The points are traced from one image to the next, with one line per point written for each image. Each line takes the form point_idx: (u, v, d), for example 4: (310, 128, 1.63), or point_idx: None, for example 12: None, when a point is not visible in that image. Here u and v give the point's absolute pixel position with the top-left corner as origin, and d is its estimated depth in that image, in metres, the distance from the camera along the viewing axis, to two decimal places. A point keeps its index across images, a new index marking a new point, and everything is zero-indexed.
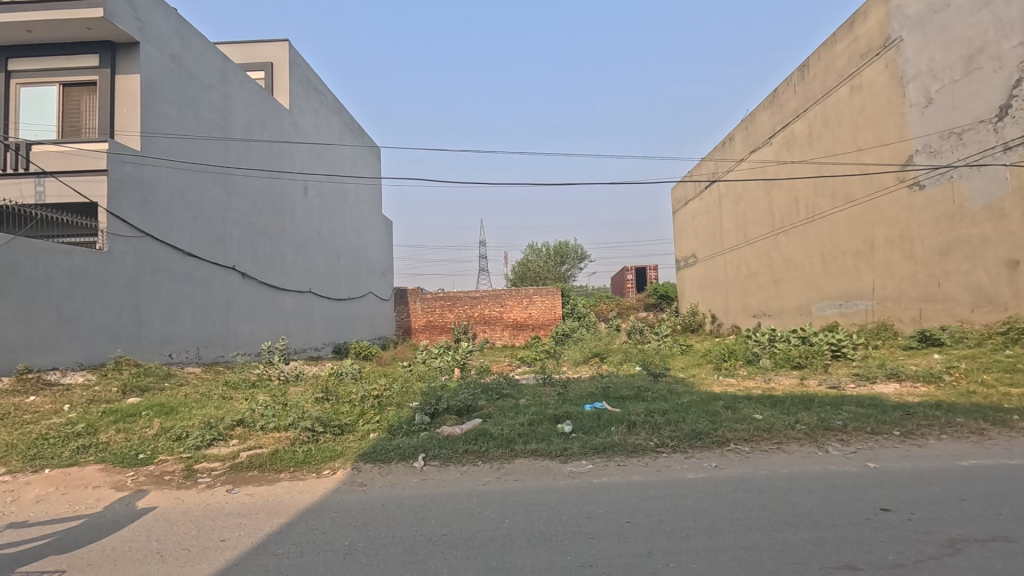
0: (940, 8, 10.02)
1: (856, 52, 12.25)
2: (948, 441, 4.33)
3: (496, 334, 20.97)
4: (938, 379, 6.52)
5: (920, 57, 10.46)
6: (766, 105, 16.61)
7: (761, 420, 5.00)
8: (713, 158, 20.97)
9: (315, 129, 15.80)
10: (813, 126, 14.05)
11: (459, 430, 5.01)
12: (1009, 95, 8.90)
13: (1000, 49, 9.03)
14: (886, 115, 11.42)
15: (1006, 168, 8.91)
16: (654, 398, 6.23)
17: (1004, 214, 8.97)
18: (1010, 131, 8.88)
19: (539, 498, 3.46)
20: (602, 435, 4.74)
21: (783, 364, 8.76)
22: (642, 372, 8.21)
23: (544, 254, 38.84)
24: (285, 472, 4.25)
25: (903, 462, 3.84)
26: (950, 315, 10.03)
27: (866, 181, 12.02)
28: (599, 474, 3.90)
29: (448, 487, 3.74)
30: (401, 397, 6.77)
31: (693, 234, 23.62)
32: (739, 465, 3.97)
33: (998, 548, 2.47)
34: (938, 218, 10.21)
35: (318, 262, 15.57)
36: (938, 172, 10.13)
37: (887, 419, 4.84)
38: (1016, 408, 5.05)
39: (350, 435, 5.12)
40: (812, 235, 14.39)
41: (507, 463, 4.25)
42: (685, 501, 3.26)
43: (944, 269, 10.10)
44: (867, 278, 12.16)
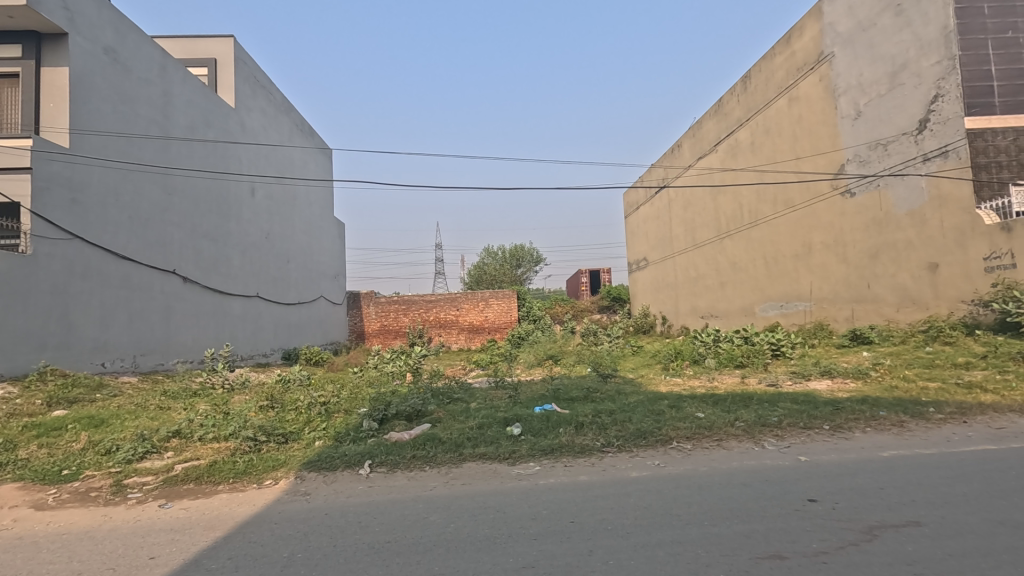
0: (867, 26, 10.67)
1: (793, 66, 12.90)
2: (872, 433, 4.61)
3: (452, 337, 20.87)
4: (866, 375, 6.94)
5: (851, 72, 11.11)
6: (712, 114, 17.25)
7: (703, 418, 5.17)
8: (662, 164, 21.59)
9: (263, 129, 15.33)
10: (755, 134, 14.69)
11: (408, 435, 4.97)
12: (928, 109, 9.52)
13: (920, 67, 9.66)
14: (821, 126, 12.08)
15: (926, 177, 9.56)
16: (603, 398, 6.37)
17: (925, 221, 9.61)
18: (929, 144, 9.50)
19: (484, 501, 3.47)
20: (550, 436, 4.81)
21: (727, 363, 9.08)
22: (593, 373, 8.37)
23: (500, 258, 39.03)
24: (224, 483, 4.09)
25: (831, 455, 4.07)
26: (879, 314, 10.67)
27: (803, 188, 12.67)
28: (546, 474, 3.96)
29: (395, 494, 3.70)
30: (350, 403, 6.64)
31: (644, 238, 24.23)
32: (680, 462, 4.09)
33: (910, 533, 2.64)
34: (867, 224, 10.86)
35: (266, 265, 15.07)
36: (867, 181, 10.76)
37: (818, 414, 5.11)
38: (933, 401, 5.43)
39: (294, 444, 4.99)
40: (755, 240, 15.03)
41: (455, 467, 4.24)
42: (628, 499, 3.35)
43: (873, 271, 10.75)
44: (806, 280, 12.81)
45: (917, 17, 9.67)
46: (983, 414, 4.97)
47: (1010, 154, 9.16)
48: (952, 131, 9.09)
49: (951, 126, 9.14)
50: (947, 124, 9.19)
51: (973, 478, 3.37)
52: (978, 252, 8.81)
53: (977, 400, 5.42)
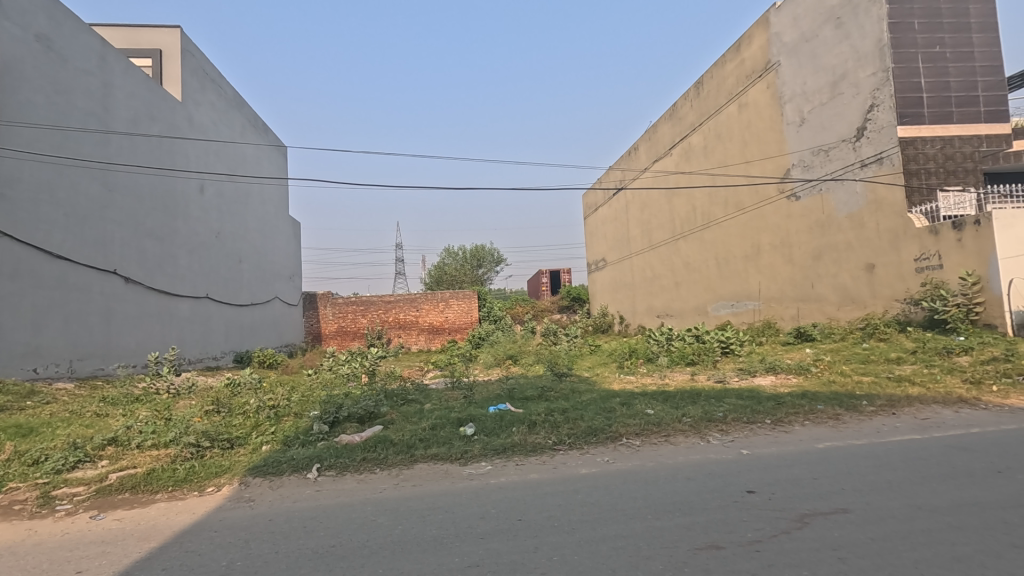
0: (810, 37, 11.18)
1: (743, 73, 13.40)
2: (810, 426, 4.84)
3: (412, 338, 20.65)
4: (807, 370, 7.27)
5: (796, 81, 11.63)
6: (667, 118, 17.69)
7: (652, 415, 5.30)
8: (620, 166, 21.98)
9: (213, 124, 14.81)
10: (707, 139, 15.15)
11: (359, 438, 4.89)
12: (866, 117, 9.98)
13: (857, 77, 10.16)
14: (769, 132, 12.59)
15: (862, 183, 10.07)
16: (556, 397, 6.43)
17: (863, 224, 10.12)
18: (866, 151, 9.98)
19: (433, 502, 3.45)
20: (503, 435, 4.83)
21: (678, 361, 9.32)
22: (548, 373, 8.44)
23: (460, 258, 38.88)
24: (162, 492, 3.93)
25: (771, 447, 4.24)
26: (822, 313, 11.20)
27: (753, 191, 13.19)
28: (497, 474, 3.97)
29: (343, 497, 3.64)
30: (300, 406, 6.48)
31: (603, 239, 24.60)
32: (629, 458, 4.18)
33: (837, 520, 2.78)
34: (812, 226, 11.38)
35: (216, 265, 14.52)
36: (812, 185, 11.30)
37: (761, 409, 5.32)
38: (867, 395, 5.74)
39: (240, 449, 4.84)
40: (707, 241, 15.50)
41: (406, 468, 4.21)
42: (576, 496, 3.40)
43: (817, 271, 11.27)
44: (755, 280, 13.34)
45: (855, 30, 10.14)
46: (911, 406, 5.28)
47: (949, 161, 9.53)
48: (886, 139, 9.54)
49: (885, 134, 9.59)
50: (882, 132, 9.65)
51: (898, 466, 3.59)
52: (909, 254, 9.28)
53: (906, 393, 5.76)
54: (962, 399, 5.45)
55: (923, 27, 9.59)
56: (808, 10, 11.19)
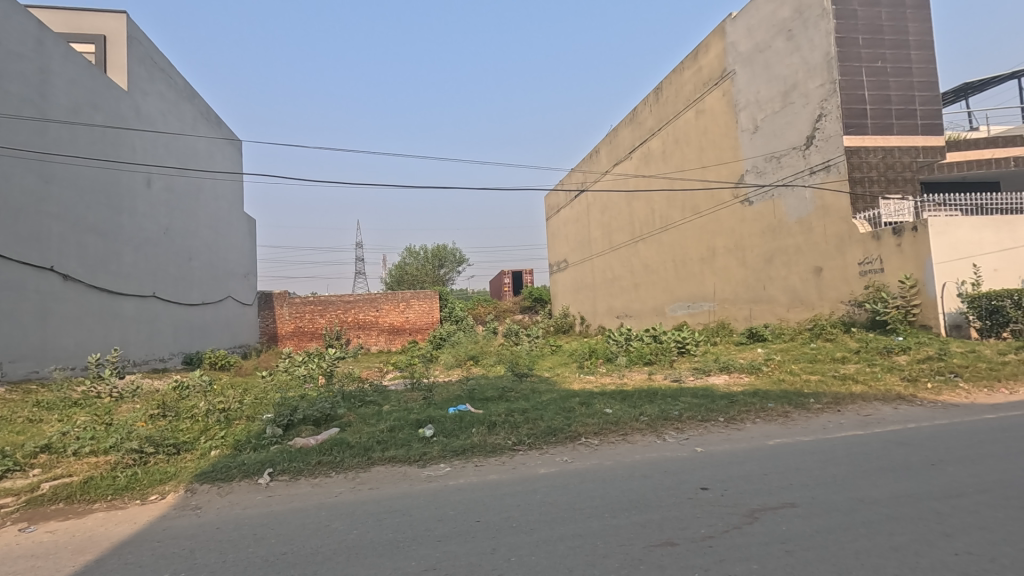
0: (764, 48, 11.59)
1: (700, 80, 13.78)
2: (761, 423, 5.00)
3: (372, 338, 20.33)
4: (758, 369, 7.52)
5: (750, 90, 12.04)
6: (627, 122, 18.00)
7: (610, 414, 5.38)
8: (581, 169, 22.22)
9: (162, 115, 14.18)
10: (665, 143, 15.51)
11: (314, 441, 4.77)
12: (814, 127, 10.41)
13: (806, 88, 10.58)
14: (724, 139, 12.99)
15: (811, 189, 10.50)
16: (516, 397, 6.44)
17: (812, 228, 10.55)
18: (814, 159, 10.42)
19: (390, 505, 3.39)
20: (462, 436, 4.80)
21: (637, 361, 9.49)
22: (508, 373, 8.44)
23: (422, 258, 38.49)
24: (101, 502, 3.72)
25: (724, 445, 4.37)
26: (774, 314, 11.66)
27: (709, 196, 13.60)
28: (457, 475, 3.94)
29: (296, 502, 3.53)
30: (252, 410, 6.26)
31: (564, 241, 24.82)
32: (587, 458, 4.22)
33: (786, 514, 2.88)
34: (764, 230, 11.81)
35: (165, 262, 13.89)
36: (765, 190, 11.73)
37: (715, 407, 5.47)
38: (814, 393, 5.98)
39: (187, 454, 4.63)
40: (666, 244, 15.86)
41: (363, 471, 4.13)
42: (535, 495, 3.40)
43: (769, 274, 11.73)
44: (711, 282, 13.75)
45: (804, 43, 10.56)
46: (854, 403, 5.53)
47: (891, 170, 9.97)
48: (833, 148, 9.97)
49: (832, 143, 10.02)
50: (829, 142, 10.08)
51: (841, 461, 3.75)
52: (854, 258, 9.73)
53: (849, 390, 6.04)
54: (900, 396, 5.75)
55: (867, 42, 10.08)
56: (762, 22, 11.61)
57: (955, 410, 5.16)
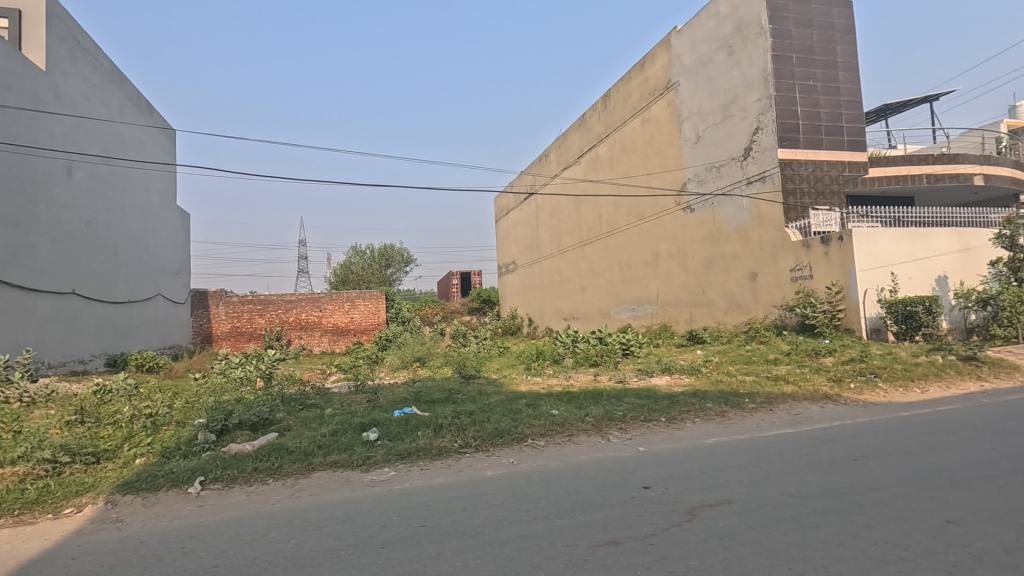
0: (706, 61, 12.07)
1: (646, 90, 14.19)
2: (700, 423, 5.19)
3: (315, 339, 19.73)
4: (698, 371, 7.80)
5: (693, 101, 12.50)
6: (576, 128, 18.30)
7: (557, 415, 5.44)
8: (531, 171, 22.41)
9: (85, 99, 13.21)
10: (613, 150, 15.86)
11: (250, 446, 4.55)
12: (752, 139, 10.92)
13: (744, 102, 11.09)
14: (669, 147, 13.44)
15: (748, 199, 11.01)
16: (463, 399, 6.40)
17: (749, 236, 11.06)
18: (751, 169, 10.93)
19: (331, 512, 3.28)
20: (408, 440, 4.71)
21: (583, 363, 9.64)
22: (456, 375, 8.38)
23: (368, 257, 37.68)
24: (6, 518, 3.40)
25: (665, 444, 4.49)
26: (712, 317, 12.18)
27: (654, 202, 14.04)
28: (401, 479, 3.85)
29: (230, 512, 3.36)
30: (182, 415, 5.91)
31: (513, 243, 24.94)
32: (533, 459, 4.24)
33: (723, 511, 2.98)
34: (705, 236, 12.30)
35: (87, 257, 12.94)
36: (706, 198, 12.22)
37: (657, 407, 5.63)
38: (749, 392, 6.27)
39: (109, 464, 4.32)
40: (612, 248, 16.23)
41: (302, 478, 3.98)
42: (482, 498, 3.38)
43: (709, 279, 12.23)
44: (654, 286, 14.19)
45: (743, 59, 11.07)
46: (785, 403, 5.83)
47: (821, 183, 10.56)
48: (768, 160, 10.50)
49: (767, 155, 10.55)
50: (765, 154, 10.60)
51: (773, 457, 3.94)
52: (786, 265, 10.27)
53: (781, 391, 6.35)
54: (826, 395, 6.11)
55: (801, 60, 10.66)
56: (705, 36, 12.08)
57: (875, 408, 5.53)
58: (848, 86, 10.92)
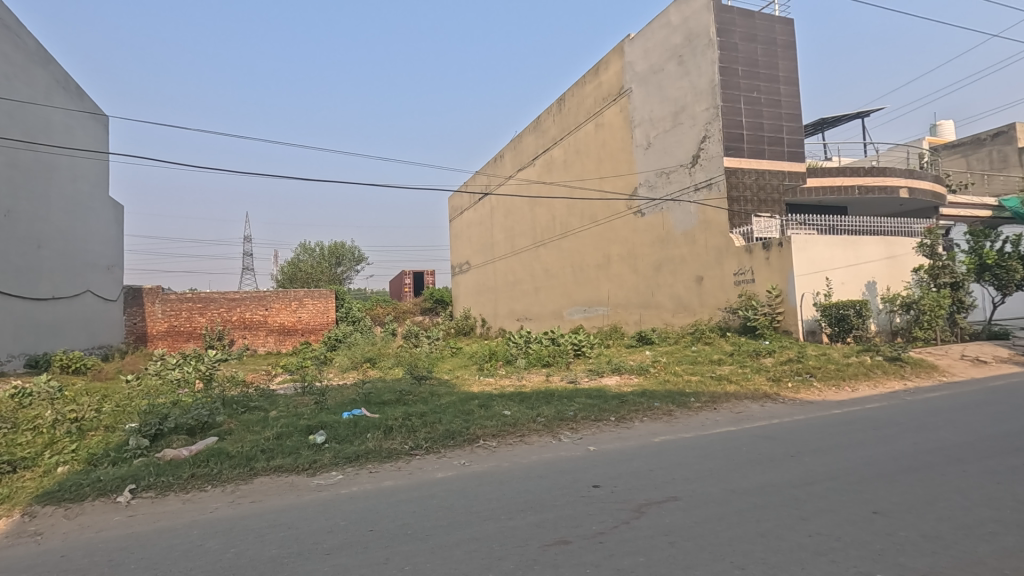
0: (658, 70, 12.40)
1: (600, 95, 14.44)
2: (649, 422, 5.31)
3: (259, 339, 19.03)
4: (647, 371, 7.99)
5: (645, 108, 12.82)
6: (531, 130, 18.42)
7: (509, 415, 5.44)
8: (486, 172, 22.39)
9: (5, 79, 12.22)
10: (567, 153, 16.06)
11: (187, 452, 4.32)
12: (699, 146, 11.30)
13: (693, 111, 11.45)
14: (621, 152, 13.72)
15: (696, 204, 11.38)
16: (414, 401, 6.30)
17: (695, 240, 11.45)
18: (698, 176, 11.31)
19: (274, 519, 3.15)
20: (356, 442, 4.60)
21: (535, 363, 9.72)
22: (407, 376, 8.25)
23: (318, 255, 36.67)
24: None
25: (615, 443, 4.58)
26: (660, 319, 12.53)
27: (606, 205, 14.32)
28: (349, 483, 3.76)
29: (163, 522, 3.17)
30: (112, 419, 5.56)
31: (467, 243, 24.86)
32: (485, 460, 4.23)
33: (669, 507, 3.06)
34: (655, 240, 12.63)
35: (5, 249, 11.98)
36: (656, 203, 12.55)
37: (607, 407, 5.72)
38: (695, 392, 6.47)
39: (25, 473, 4.00)
40: (565, 250, 16.43)
41: (244, 484, 3.81)
42: (432, 500, 3.34)
43: (658, 281, 12.57)
44: (605, 287, 14.46)
45: (693, 69, 11.44)
46: (728, 402, 6.05)
47: (763, 191, 11.03)
48: (715, 167, 10.89)
49: (714, 163, 10.95)
50: (712, 161, 10.98)
51: (717, 455, 4.08)
52: (730, 269, 10.67)
53: (724, 390, 6.59)
54: (766, 394, 6.38)
55: (746, 73, 11.11)
56: (657, 45, 12.41)
57: (810, 407, 5.82)
58: (789, 99, 11.46)
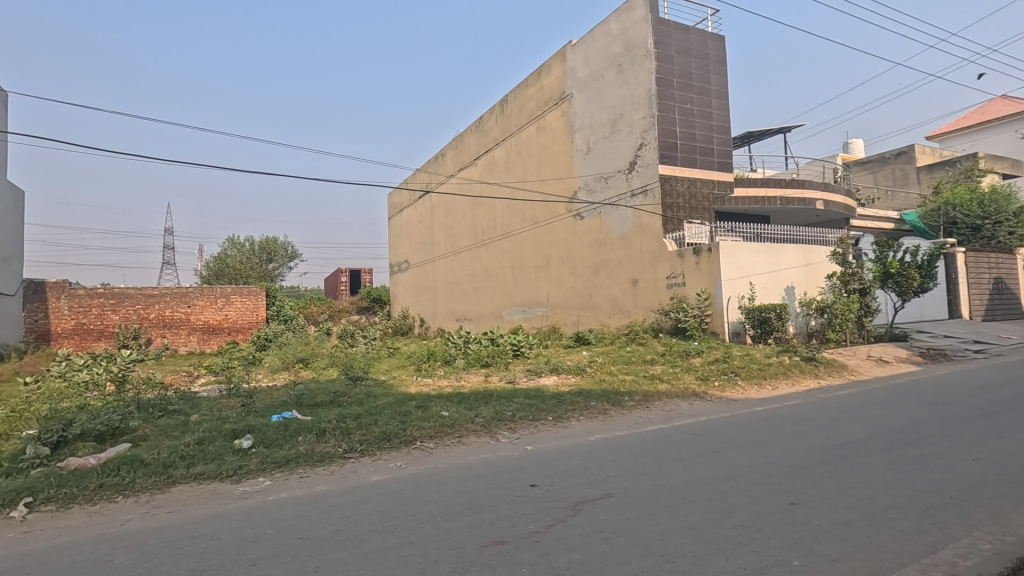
0: (598, 77, 12.70)
1: (542, 99, 14.62)
2: (585, 420, 5.42)
3: (180, 339, 17.90)
4: (583, 371, 8.16)
5: (585, 113, 13.10)
6: (473, 129, 18.37)
7: (447, 416, 5.39)
8: (427, 170, 22.14)
9: None
10: (509, 154, 16.14)
11: (94, 460, 3.99)
12: (636, 154, 11.67)
13: (631, 118, 11.80)
14: (561, 156, 13.95)
15: (632, 210, 11.74)
16: (349, 402, 6.12)
17: (631, 244, 11.81)
18: (635, 182, 11.67)
19: (195, 529, 2.96)
20: (286, 446, 4.40)
21: (474, 363, 9.70)
22: (341, 377, 8.01)
23: (248, 250, 34.94)
24: None
25: (552, 442, 4.63)
26: (597, 320, 12.82)
27: (546, 208, 14.52)
28: (277, 489, 3.59)
29: (65, 537, 2.91)
30: (8, 426, 5.05)
31: (407, 241, 24.45)
32: (422, 462, 4.16)
33: (603, 505, 3.13)
34: (593, 243, 12.92)
35: None
36: (595, 207, 12.85)
37: (545, 407, 5.78)
38: (629, 391, 6.67)
39: None
40: (505, 250, 16.50)
41: (160, 493, 3.56)
42: (365, 504, 3.25)
43: (595, 283, 12.87)
44: (545, 289, 14.65)
45: (631, 78, 11.79)
46: (660, 400, 6.28)
47: (695, 199, 11.51)
48: (650, 174, 11.27)
49: (649, 170, 11.33)
50: (647, 168, 11.37)
51: (648, 452, 4.21)
52: (663, 273, 11.09)
53: (656, 389, 6.83)
54: (695, 392, 6.68)
55: (680, 85, 11.57)
56: (597, 53, 12.71)
57: (734, 404, 6.15)
58: (721, 112, 12.03)
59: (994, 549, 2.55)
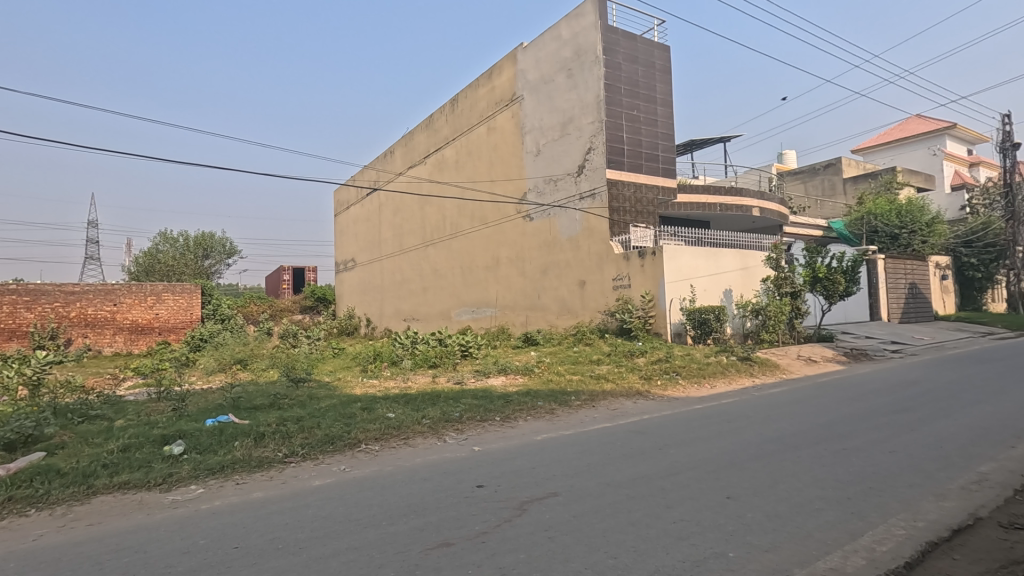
0: (548, 80, 12.84)
1: (493, 99, 14.63)
2: (532, 420, 5.46)
3: (105, 339, 16.76)
4: (531, 371, 8.22)
5: (535, 116, 13.22)
6: (422, 127, 18.15)
7: (393, 418, 5.29)
8: (375, 167, 21.70)
9: None
10: (459, 153, 16.06)
11: (3, 470, 3.67)
12: (584, 157, 11.88)
13: (580, 123, 12.00)
14: (511, 157, 14.02)
15: (580, 212, 11.94)
16: (290, 405, 5.91)
17: (579, 246, 12.01)
18: (583, 185, 11.88)
19: (119, 542, 2.78)
20: (221, 452, 4.20)
21: (422, 364, 9.60)
22: (283, 379, 7.72)
23: (181, 246, 33.10)
24: None
25: (499, 442, 4.64)
26: (545, 320, 12.94)
27: (496, 208, 14.55)
28: (211, 497, 3.42)
29: None
30: None
31: (353, 239, 23.88)
32: (367, 465, 4.07)
33: (549, 504, 3.16)
34: (542, 244, 13.05)
35: None
36: (544, 208, 12.98)
37: (493, 407, 5.79)
38: (576, 390, 6.77)
39: None
40: (454, 250, 16.40)
41: (80, 505, 3.33)
42: (306, 510, 3.15)
43: (544, 284, 13.00)
44: (494, 289, 14.67)
45: (581, 83, 11.99)
46: (606, 399, 6.42)
47: (640, 204, 11.83)
48: (598, 178, 11.50)
49: (597, 174, 11.56)
50: (595, 172, 11.59)
51: (593, 450, 4.29)
52: (609, 274, 11.33)
53: (602, 388, 6.98)
54: (638, 391, 6.87)
55: (628, 92, 11.87)
56: (548, 56, 12.85)
57: (676, 402, 6.36)
58: (665, 120, 12.42)
59: (907, 534, 2.75)
